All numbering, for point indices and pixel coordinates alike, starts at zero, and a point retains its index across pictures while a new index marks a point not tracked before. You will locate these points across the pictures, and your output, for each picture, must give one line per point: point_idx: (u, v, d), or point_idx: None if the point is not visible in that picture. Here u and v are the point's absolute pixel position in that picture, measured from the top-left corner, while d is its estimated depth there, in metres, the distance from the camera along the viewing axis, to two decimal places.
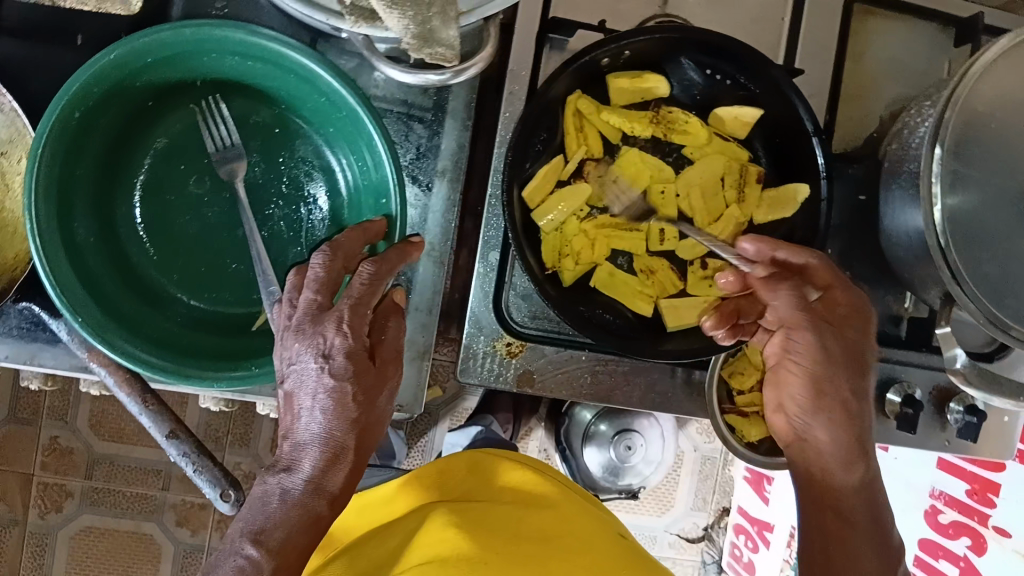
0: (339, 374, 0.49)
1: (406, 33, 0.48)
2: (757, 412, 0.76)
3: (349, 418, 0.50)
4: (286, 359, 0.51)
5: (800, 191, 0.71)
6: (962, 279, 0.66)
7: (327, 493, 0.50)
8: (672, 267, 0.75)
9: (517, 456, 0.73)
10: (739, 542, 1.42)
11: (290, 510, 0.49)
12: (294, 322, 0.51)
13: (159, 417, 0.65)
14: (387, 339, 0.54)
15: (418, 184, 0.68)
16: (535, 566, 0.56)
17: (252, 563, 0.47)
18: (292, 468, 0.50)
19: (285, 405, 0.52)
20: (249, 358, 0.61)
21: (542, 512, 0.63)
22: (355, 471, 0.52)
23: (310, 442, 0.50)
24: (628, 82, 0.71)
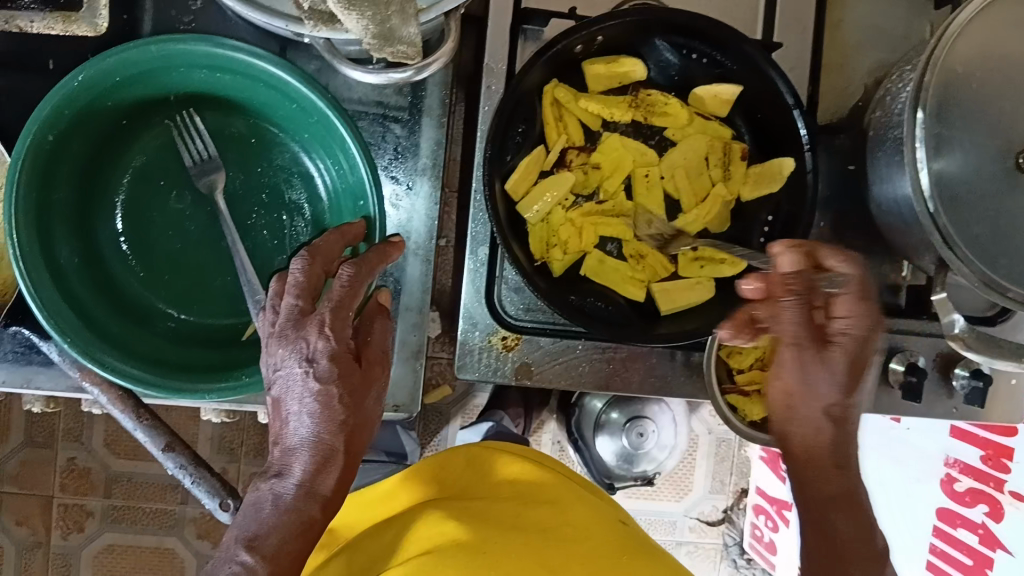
0: (323, 377, 0.53)
1: (365, 33, 0.48)
2: (757, 390, 0.76)
3: (337, 420, 0.54)
4: (272, 365, 0.55)
5: (785, 165, 0.71)
6: (953, 242, 0.66)
7: (319, 495, 0.54)
8: (662, 250, 0.74)
9: (511, 447, 0.75)
10: (759, 522, 1.41)
11: (284, 515, 0.53)
12: (277, 329, 0.54)
13: (154, 432, 0.67)
14: (373, 341, 0.57)
15: (399, 184, 0.68)
16: (531, 554, 0.57)
17: (247, 568, 0.50)
18: (283, 474, 0.54)
19: (275, 412, 0.56)
20: (239, 367, 0.62)
21: (540, 503, 0.63)
22: (348, 473, 0.56)
23: (300, 446, 0.54)
24: (604, 67, 0.70)
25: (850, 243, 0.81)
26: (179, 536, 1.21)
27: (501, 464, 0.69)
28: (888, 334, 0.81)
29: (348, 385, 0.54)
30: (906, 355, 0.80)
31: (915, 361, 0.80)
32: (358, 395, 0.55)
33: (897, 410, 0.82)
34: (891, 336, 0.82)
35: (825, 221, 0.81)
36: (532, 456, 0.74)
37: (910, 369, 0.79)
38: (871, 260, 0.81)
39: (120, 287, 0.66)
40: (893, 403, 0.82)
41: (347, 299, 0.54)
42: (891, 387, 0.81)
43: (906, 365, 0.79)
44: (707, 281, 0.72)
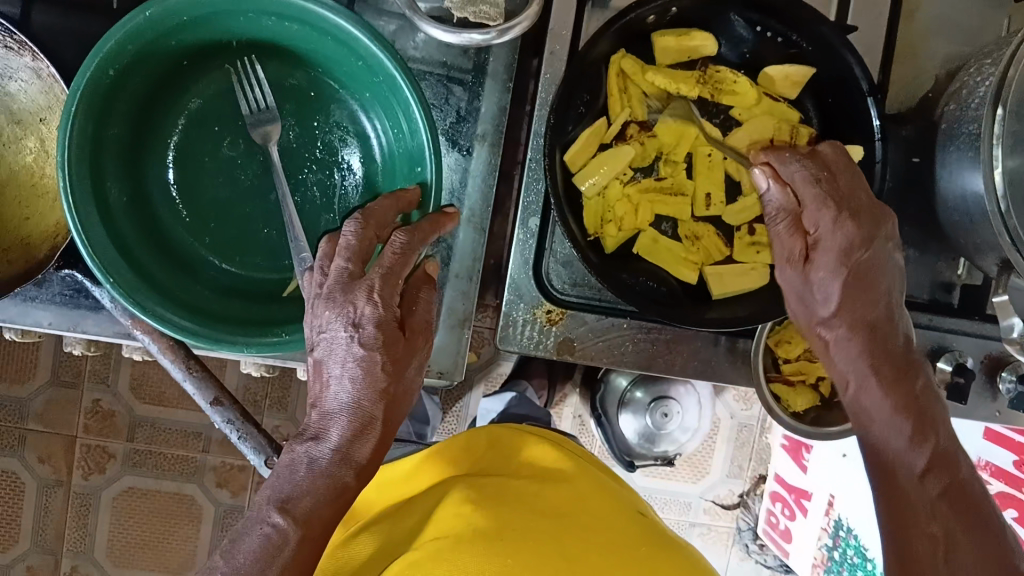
0: (369, 343, 0.50)
1: None
2: (802, 380, 0.76)
3: (378, 388, 0.50)
4: (317, 327, 0.51)
5: (854, 153, 0.68)
6: (1022, 245, 0.63)
7: (355, 462, 0.50)
8: (718, 233, 0.73)
9: (537, 430, 0.75)
10: (775, 510, 1.41)
11: (317, 478, 0.49)
12: (324, 291, 0.51)
13: (203, 383, 0.67)
14: (418, 311, 0.54)
15: (458, 149, 0.67)
16: (549, 539, 0.56)
17: (278, 531, 0.48)
18: (320, 437, 0.50)
19: (313, 372, 0.52)
20: (283, 325, 0.60)
21: (557, 488, 0.63)
22: (383, 443, 0.52)
23: (339, 410, 0.50)
24: (674, 40, 0.68)
25: (907, 237, 0.79)
26: (200, 484, 1.21)
27: (527, 445, 0.69)
28: (938, 332, 0.79)
29: (393, 356, 0.51)
30: (954, 355, 0.78)
31: (964, 361, 0.78)
32: (399, 366, 0.52)
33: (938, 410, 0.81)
34: (940, 334, 0.80)
35: (884, 213, 0.79)
36: (557, 439, 0.74)
37: (958, 369, 0.77)
38: (926, 256, 0.80)
39: (166, 231, 0.64)
40: None
41: (398, 264, 0.51)
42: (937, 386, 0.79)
43: (954, 366, 0.77)
44: (762, 266, 0.71)
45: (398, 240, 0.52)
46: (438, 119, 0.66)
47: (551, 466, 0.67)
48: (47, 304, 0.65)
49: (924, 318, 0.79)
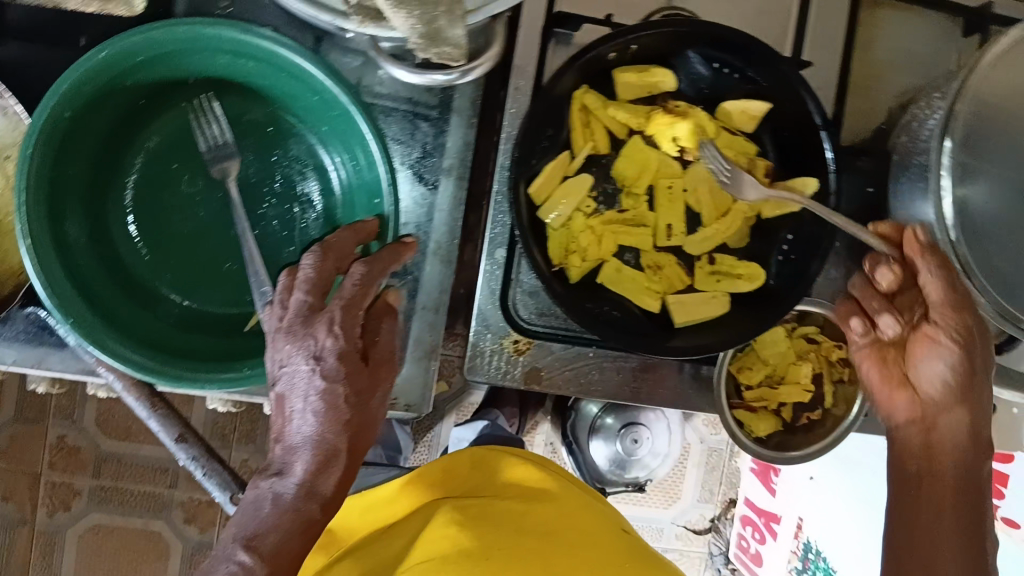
0: (331, 375, 0.49)
1: (414, 33, 0.47)
2: (764, 406, 0.77)
3: (341, 420, 0.50)
4: (278, 361, 0.50)
5: (808, 185, 0.71)
6: (972, 274, 0.65)
7: (320, 496, 0.49)
8: (680, 263, 0.75)
9: (518, 451, 0.74)
10: (746, 533, 1.43)
11: (284, 514, 0.48)
12: (284, 324, 0.50)
13: (168, 422, 0.71)
14: (381, 341, 0.54)
15: (424, 183, 0.68)
16: (537, 557, 0.55)
17: (245, 569, 0.45)
18: (284, 473, 0.49)
19: (275, 408, 0.51)
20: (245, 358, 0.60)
21: (546, 506, 0.62)
22: (349, 475, 0.51)
23: (302, 444, 0.49)
24: (634, 77, 0.70)
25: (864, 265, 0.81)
26: (167, 519, 1.20)
27: (508, 466, 0.68)
28: None
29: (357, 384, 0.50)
30: None
31: None
32: (364, 394, 0.51)
33: None
34: None
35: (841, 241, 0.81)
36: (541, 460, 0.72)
37: None
38: None
39: (127, 267, 0.64)
40: None
41: (353, 298, 0.51)
42: None
43: None
44: (722, 295, 0.72)
45: (353, 281, 0.51)
46: (402, 154, 0.67)
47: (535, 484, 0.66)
48: (11, 342, 0.64)
49: None
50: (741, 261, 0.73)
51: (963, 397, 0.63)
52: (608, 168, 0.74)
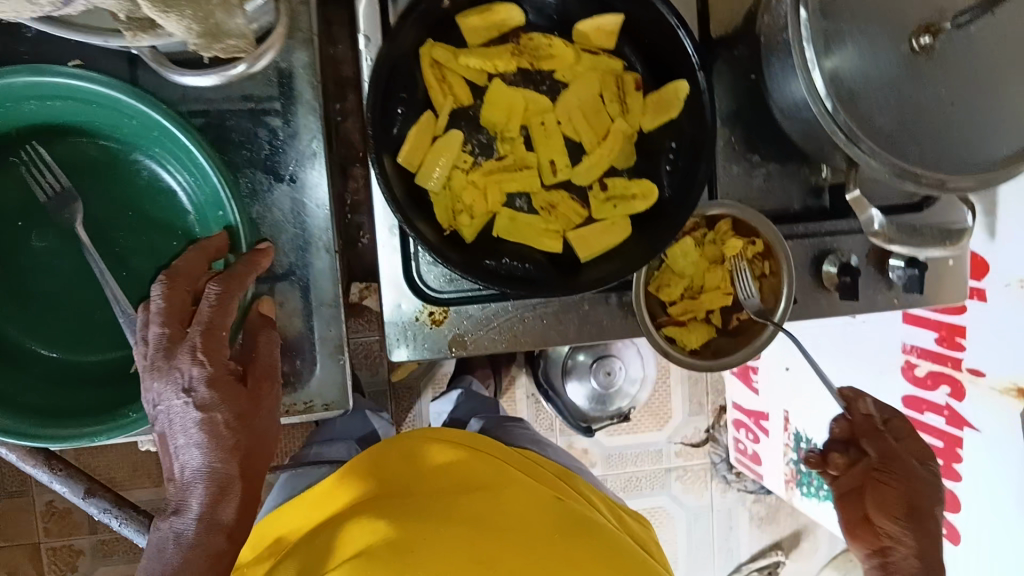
0: (205, 405, 0.49)
1: (190, 35, 0.45)
2: (691, 317, 0.77)
3: (226, 446, 0.49)
4: (152, 401, 0.50)
5: (680, 88, 0.68)
6: (857, 138, 0.64)
7: (222, 525, 0.49)
8: (574, 197, 0.73)
9: (453, 433, 0.72)
10: (741, 436, 1.43)
11: (188, 554, 0.48)
12: (148, 362, 0.50)
13: (67, 480, 0.76)
14: (260, 355, 0.54)
15: (284, 179, 0.65)
16: (465, 554, 0.55)
17: None
18: (181, 510, 0.49)
19: (163, 446, 0.51)
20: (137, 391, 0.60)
21: (475, 496, 0.62)
22: (250, 497, 0.51)
23: (192, 479, 0.49)
24: (478, 18, 0.67)
25: (766, 153, 0.80)
26: None
27: (437, 449, 0.67)
28: (817, 238, 0.79)
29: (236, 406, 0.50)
30: (837, 255, 0.79)
31: (847, 261, 0.79)
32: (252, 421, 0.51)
33: (838, 312, 0.81)
34: (821, 239, 0.80)
35: (737, 135, 0.79)
36: (475, 441, 0.72)
37: (844, 269, 0.78)
38: (788, 168, 0.80)
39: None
40: (833, 306, 0.80)
41: (211, 320, 0.50)
42: (826, 290, 0.80)
43: (839, 266, 0.78)
44: (621, 220, 0.71)
45: (207, 306, 0.51)
46: (251, 157, 0.65)
47: (465, 469, 0.66)
48: None
49: (800, 227, 0.79)
50: (631, 181, 0.71)
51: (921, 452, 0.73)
52: (477, 119, 0.71)
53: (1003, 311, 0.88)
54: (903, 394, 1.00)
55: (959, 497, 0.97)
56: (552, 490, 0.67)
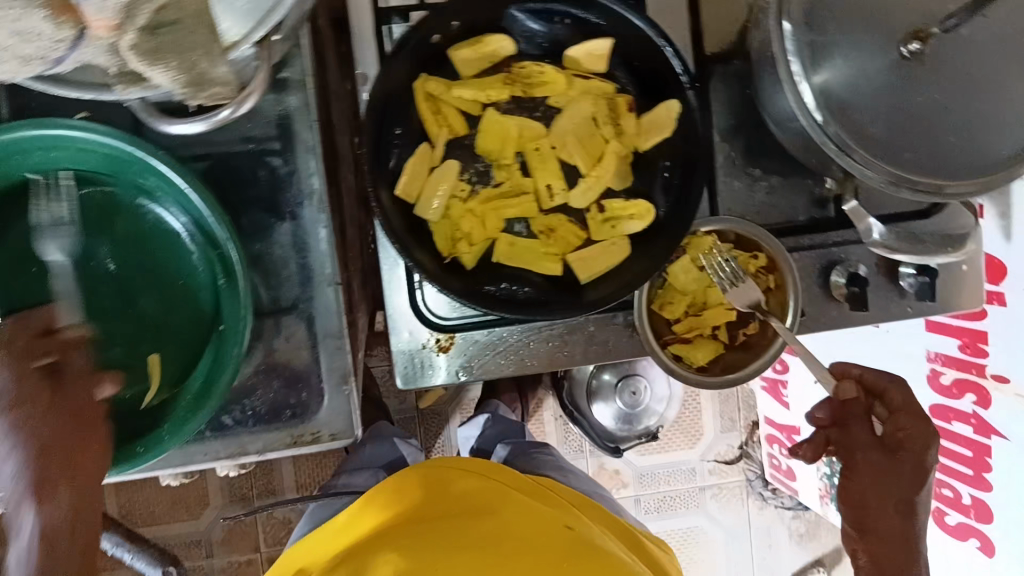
0: None
1: (175, 83, 0.48)
2: (697, 334, 0.76)
3: None
4: None
5: (671, 108, 0.69)
6: (850, 149, 0.64)
7: None
8: (571, 219, 0.74)
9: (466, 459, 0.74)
10: (775, 451, 1.42)
11: None
12: None
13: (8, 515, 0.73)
14: None
15: (287, 216, 0.68)
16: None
17: None
18: None
19: None
20: (178, 402, 0.59)
21: (486, 520, 0.64)
22: None
23: None
24: (470, 51, 0.69)
25: (768, 166, 0.79)
26: None
27: (461, 477, 0.69)
28: (824, 249, 0.78)
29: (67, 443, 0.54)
30: (846, 266, 0.78)
31: (856, 271, 0.78)
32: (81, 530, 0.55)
33: (847, 324, 0.79)
34: (828, 249, 0.79)
35: (737, 147, 0.78)
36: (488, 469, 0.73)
37: (852, 280, 0.77)
38: (792, 180, 0.79)
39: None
40: (843, 319, 0.79)
41: (60, 438, 0.54)
42: (835, 301, 0.78)
43: (848, 277, 0.77)
44: (620, 239, 0.72)
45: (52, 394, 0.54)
46: (256, 195, 0.67)
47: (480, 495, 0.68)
48: None
49: (805, 239, 0.79)
50: (628, 202, 0.72)
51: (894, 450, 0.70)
52: (472, 147, 0.73)
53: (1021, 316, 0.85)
54: (931, 404, 0.99)
55: (991, 508, 0.95)
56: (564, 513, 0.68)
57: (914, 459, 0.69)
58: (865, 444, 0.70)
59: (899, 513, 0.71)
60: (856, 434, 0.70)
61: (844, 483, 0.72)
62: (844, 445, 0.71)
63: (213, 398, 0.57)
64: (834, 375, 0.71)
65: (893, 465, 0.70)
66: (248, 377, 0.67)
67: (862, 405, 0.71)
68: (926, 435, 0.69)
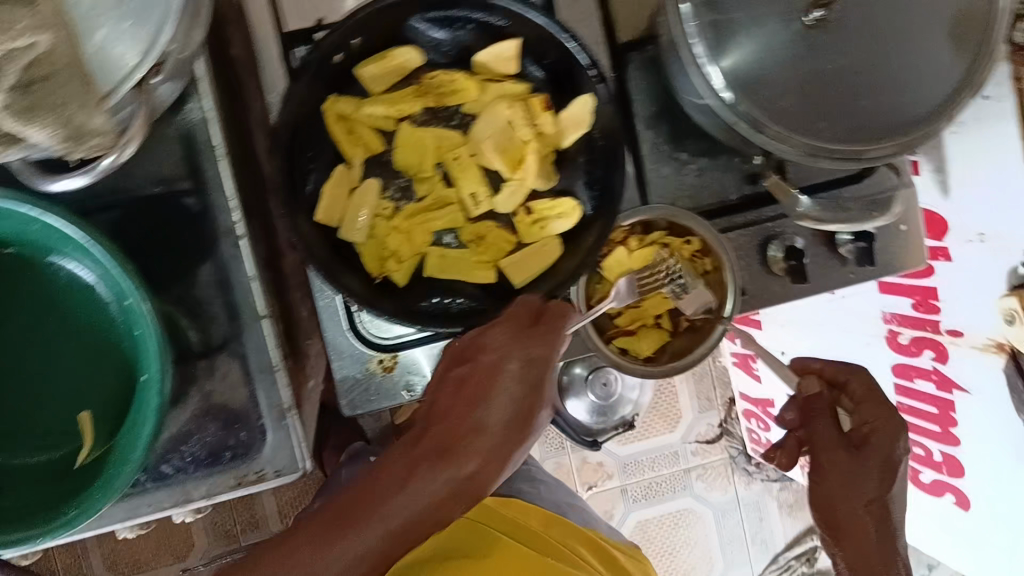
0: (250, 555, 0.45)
1: (52, 139, 0.46)
2: (641, 325, 0.77)
3: None
4: None
5: (588, 103, 0.68)
6: (762, 126, 0.63)
7: None
8: (500, 225, 0.73)
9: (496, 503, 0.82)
10: (753, 426, 1.40)
11: None
12: None
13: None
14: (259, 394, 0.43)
15: (207, 255, 0.66)
16: None
17: None
18: None
19: None
20: (107, 461, 0.58)
21: None
22: None
23: None
24: (377, 66, 0.68)
25: (694, 148, 0.78)
26: None
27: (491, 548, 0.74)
28: (759, 226, 0.78)
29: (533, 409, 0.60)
30: (782, 240, 0.78)
31: (794, 244, 0.78)
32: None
33: (790, 297, 0.79)
34: (764, 226, 0.78)
35: (661, 134, 0.78)
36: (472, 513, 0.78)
37: (790, 254, 0.78)
38: (720, 160, 0.78)
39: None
40: (785, 292, 0.79)
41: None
42: (776, 276, 0.78)
43: (786, 252, 0.77)
44: (551, 239, 0.71)
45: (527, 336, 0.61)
46: (172, 238, 0.66)
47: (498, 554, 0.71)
48: None
49: (739, 218, 0.78)
50: (554, 201, 0.71)
51: (857, 444, 0.67)
52: (391, 163, 0.72)
53: (966, 269, 0.84)
54: (893, 363, 0.98)
55: (962, 462, 0.94)
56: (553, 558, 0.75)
57: (880, 459, 0.66)
58: (830, 442, 0.68)
59: (875, 518, 0.68)
60: (820, 431, 0.69)
61: (815, 485, 0.69)
62: (811, 442, 0.69)
63: (140, 453, 0.56)
64: (795, 370, 0.72)
65: (859, 464, 0.67)
66: (186, 421, 0.66)
67: (823, 401, 0.70)
68: (895, 425, 0.66)
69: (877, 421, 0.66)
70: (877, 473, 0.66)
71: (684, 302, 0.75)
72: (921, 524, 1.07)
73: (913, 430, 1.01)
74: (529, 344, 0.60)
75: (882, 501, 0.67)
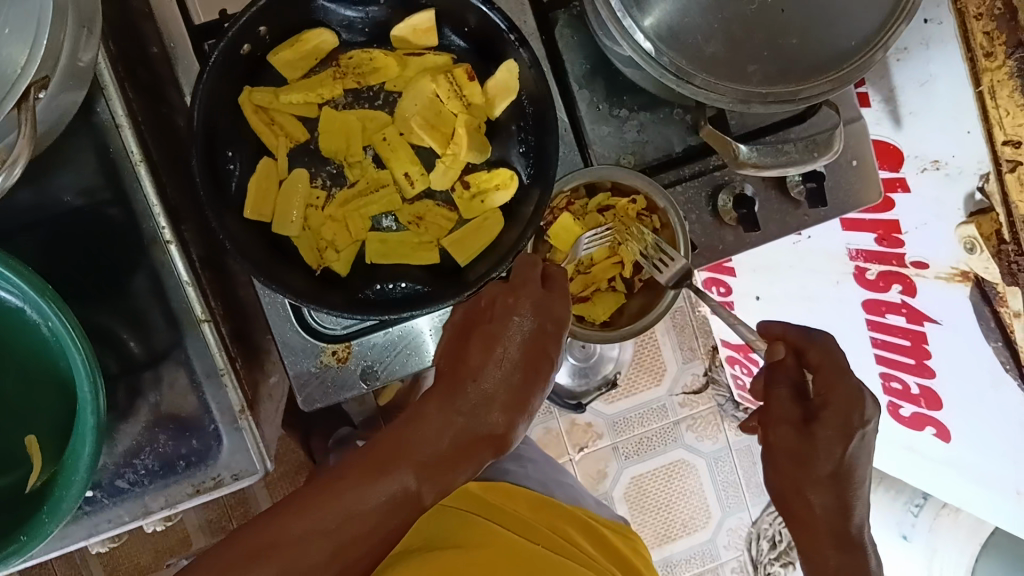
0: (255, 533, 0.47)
1: None
2: (594, 289, 0.74)
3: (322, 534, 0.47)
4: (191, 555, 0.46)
5: (512, 70, 0.66)
6: (689, 75, 0.62)
7: None
8: (439, 203, 0.71)
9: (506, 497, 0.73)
10: (737, 372, 1.38)
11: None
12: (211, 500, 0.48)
13: None
14: None
15: (137, 266, 0.64)
16: None
17: None
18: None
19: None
20: (52, 485, 0.56)
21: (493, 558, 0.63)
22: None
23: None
24: (290, 52, 0.65)
25: (631, 104, 0.76)
26: None
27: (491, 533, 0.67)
28: (707, 175, 0.76)
29: (552, 367, 0.56)
30: (731, 188, 0.75)
31: (742, 190, 0.75)
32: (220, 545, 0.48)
33: (746, 246, 0.77)
34: (711, 175, 0.76)
35: (596, 93, 0.76)
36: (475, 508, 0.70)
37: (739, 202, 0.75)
38: (660, 113, 0.76)
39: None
40: (740, 242, 0.77)
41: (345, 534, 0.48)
42: (729, 226, 0.76)
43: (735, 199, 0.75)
44: (492, 212, 0.69)
45: (539, 291, 0.57)
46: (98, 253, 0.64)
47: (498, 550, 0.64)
48: None
49: (685, 169, 0.76)
50: (492, 172, 0.69)
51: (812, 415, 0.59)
52: (319, 151, 0.70)
53: (925, 197, 0.81)
54: (863, 300, 0.97)
55: (939, 394, 0.92)
56: (551, 518, 0.73)
57: (831, 430, 0.57)
58: (783, 415, 0.59)
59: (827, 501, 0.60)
60: (774, 405, 0.60)
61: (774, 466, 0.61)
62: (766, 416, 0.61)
63: (81, 472, 0.54)
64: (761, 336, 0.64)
65: (810, 448, 0.58)
66: (137, 435, 0.65)
67: (788, 369, 0.61)
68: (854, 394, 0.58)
69: (827, 381, 0.58)
70: (834, 445, 0.58)
71: (665, 272, 0.69)
72: (908, 456, 1.06)
73: (888, 366, 0.99)
74: (552, 305, 0.57)
75: (850, 475, 0.59)
